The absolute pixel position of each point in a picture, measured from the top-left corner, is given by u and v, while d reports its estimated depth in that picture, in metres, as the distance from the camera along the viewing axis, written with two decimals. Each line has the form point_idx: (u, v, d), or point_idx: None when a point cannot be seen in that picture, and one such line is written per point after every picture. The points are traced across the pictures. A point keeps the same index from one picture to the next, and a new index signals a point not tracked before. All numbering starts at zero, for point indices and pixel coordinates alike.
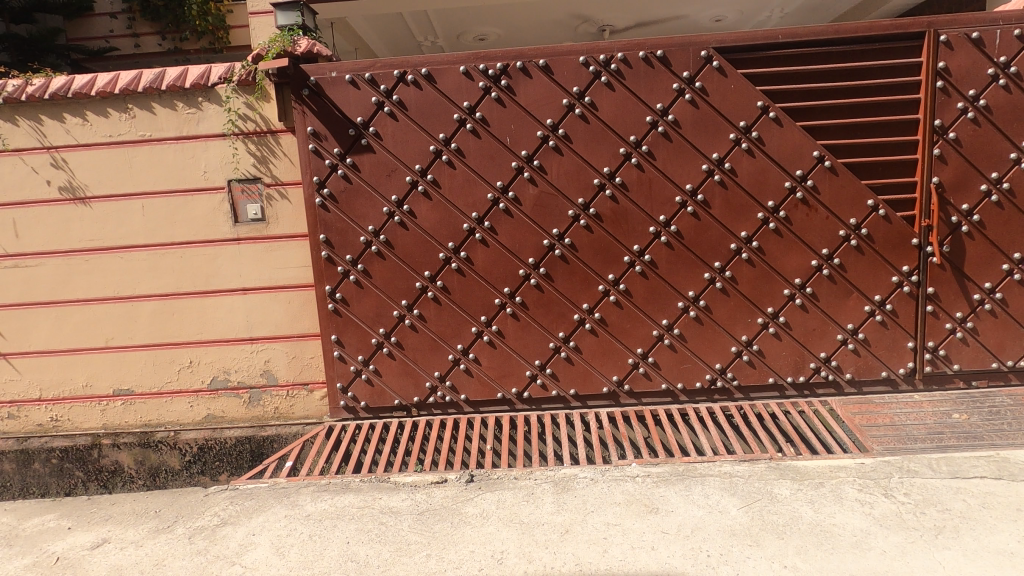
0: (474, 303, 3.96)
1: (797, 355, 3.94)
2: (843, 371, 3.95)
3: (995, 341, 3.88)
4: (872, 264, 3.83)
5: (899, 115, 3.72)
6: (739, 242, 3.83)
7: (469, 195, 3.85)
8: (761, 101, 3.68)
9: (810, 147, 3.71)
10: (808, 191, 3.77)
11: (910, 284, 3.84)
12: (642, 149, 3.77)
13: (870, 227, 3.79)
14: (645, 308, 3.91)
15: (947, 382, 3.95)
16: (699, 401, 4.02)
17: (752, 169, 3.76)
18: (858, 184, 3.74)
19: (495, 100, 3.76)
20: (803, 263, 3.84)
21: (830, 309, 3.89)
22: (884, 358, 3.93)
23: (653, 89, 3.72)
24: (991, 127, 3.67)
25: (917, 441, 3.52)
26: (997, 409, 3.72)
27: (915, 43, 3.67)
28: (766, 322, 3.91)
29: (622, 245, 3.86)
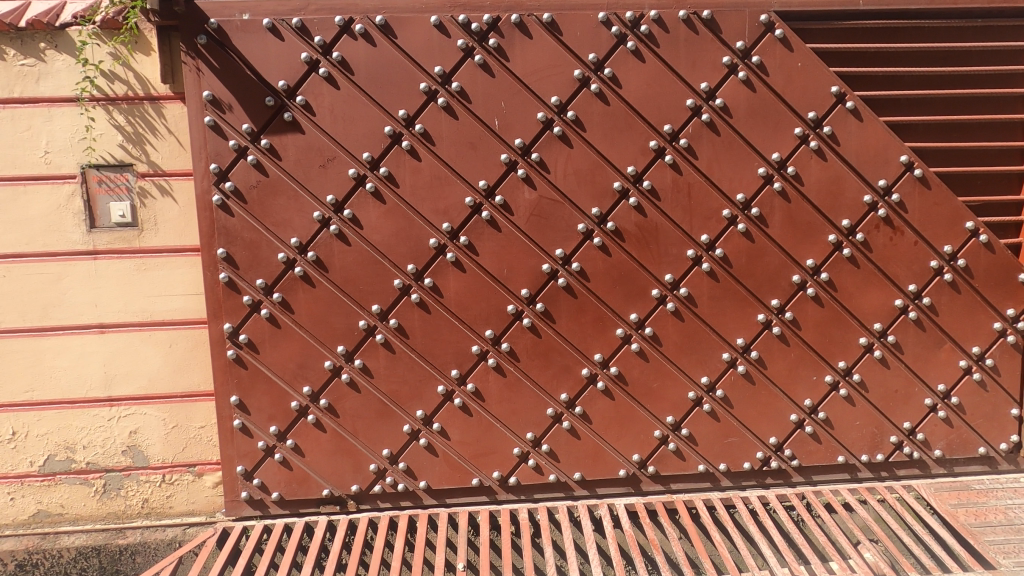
0: (442, 351, 2.80)
1: (875, 426, 2.96)
2: (932, 447, 3.00)
3: None
4: (970, 306, 2.92)
5: (1005, 114, 2.89)
6: (803, 273, 2.85)
7: (440, 199, 2.72)
8: (837, 85, 2.74)
9: (897, 150, 2.80)
10: (893, 207, 2.84)
11: (1015, 333, 2.95)
12: (680, 143, 2.76)
13: (969, 256, 2.88)
14: (679, 361, 2.85)
15: None
16: (746, 487, 2.97)
17: (823, 176, 2.80)
18: (956, 200, 2.84)
19: (480, 66, 2.67)
20: (884, 303, 2.89)
21: (918, 364, 2.94)
22: (982, 430, 3.00)
23: (696, 62, 2.73)
24: None
25: None
26: None
27: None
28: (836, 381, 2.93)
29: (650, 274, 2.81)
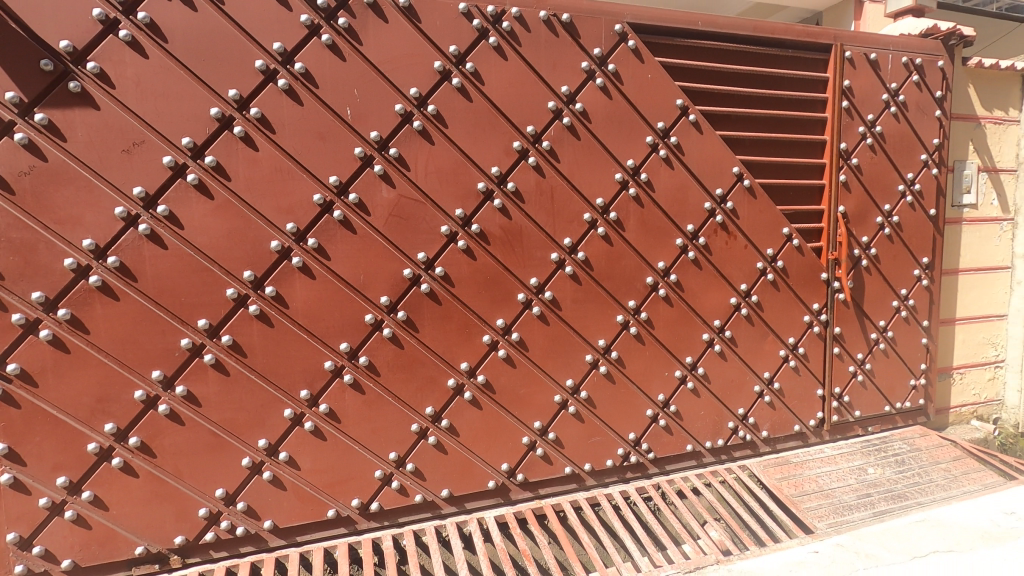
0: (289, 370, 2.45)
1: (716, 414, 3.23)
2: (760, 429, 3.35)
3: (887, 383, 3.68)
4: (786, 302, 3.32)
5: (809, 135, 3.33)
6: (655, 275, 3.00)
7: (283, 196, 2.37)
8: (681, 98, 2.93)
9: (729, 162, 3.07)
10: (728, 214, 3.11)
11: (820, 324, 3.42)
12: (543, 146, 2.72)
13: (786, 258, 3.27)
14: (545, 365, 2.83)
15: (849, 430, 3.63)
16: (609, 483, 3.05)
17: (671, 183, 2.97)
18: (775, 209, 3.21)
19: (329, 47, 2.38)
20: (722, 302, 3.16)
21: (749, 356, 3.26)
22: (796, 410, 3.44)
23: (557, 65, 2.72)
24: (885, 157, 3.47)
25: (853, 510, 3.03)
26: (902, 457, 3.49)
27: (821, 57, 3.32)
28: (684, 375, 3.13)
29: (516, 278, 2.74)
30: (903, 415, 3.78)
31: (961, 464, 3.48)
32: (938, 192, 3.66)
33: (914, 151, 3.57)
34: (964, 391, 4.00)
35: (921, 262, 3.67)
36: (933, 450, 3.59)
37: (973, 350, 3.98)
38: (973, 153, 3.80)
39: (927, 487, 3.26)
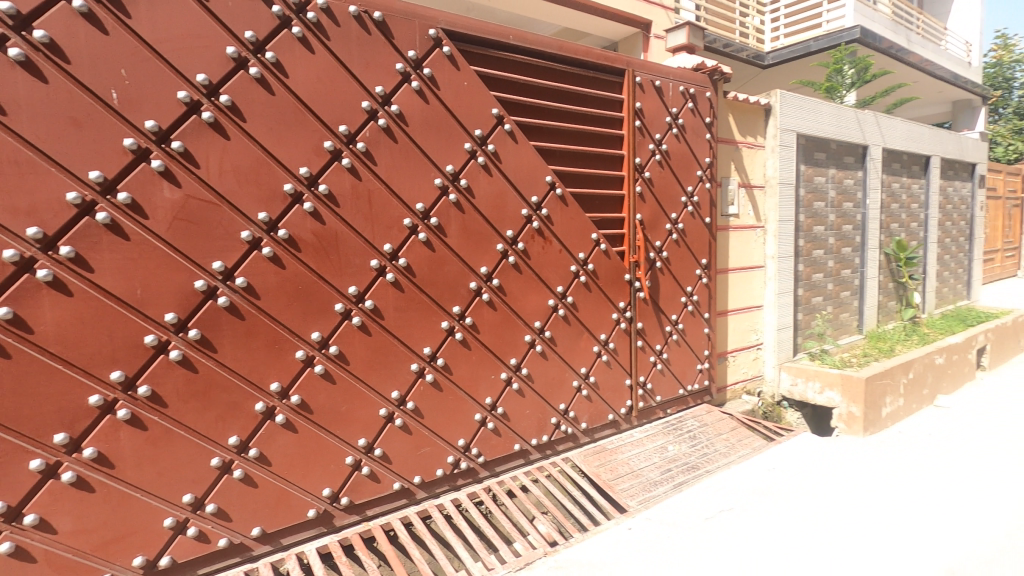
0: (38, 411, 1.94)
1: (540, 412, 3.37)
2: (579, 421, 3.58)
3: (680, 369, 4.20)
4: (597, 301, 3.60)
5: (610, 149, 3.68)
6: (478, 280, 3.04)
7: (21, 192, 1.88)
8: (496, 108, 3.03)
9: (543, 171, 3.25)
10: (543, 220, 3.28)
11: (625, 320, 3.78)
12: (357, 147, 2.58)
13: (595, 261, 3.55)
14: (368, 378, 2.68)
15: (652, 414, 4.07)
16: (440, 493, 2.99)
17: (490, 190, 3.04)
18: (584, 216, 3.47)
19: (83, 15, 1.96)
20: (541, 304, 3.32)
21: (567, 354, 3.47)
22: (610, 400, 3.74)
23: (370, 64, 2.61)
24: (671, 171, 3.99)
25: (658, 485, 3.39)
26: (694, 433, 4.01)
27: (617, 80, 3.71)
28: (510, 377, 3.21)
29: (333, 287, 2.56)
30: (693, 396, 4.36)
31: (737, 432, 4.14)
32: (710, 203, 4.31)
33: (692, 168, 4.15)
34: (736, 371, 4.74)
35: (701, 263, 4.28)
36: (716, 424, 4.20)
37: (741, 336, 4.75)
38: (734, 171, 4.55)
39: (713, 455, 3.78)
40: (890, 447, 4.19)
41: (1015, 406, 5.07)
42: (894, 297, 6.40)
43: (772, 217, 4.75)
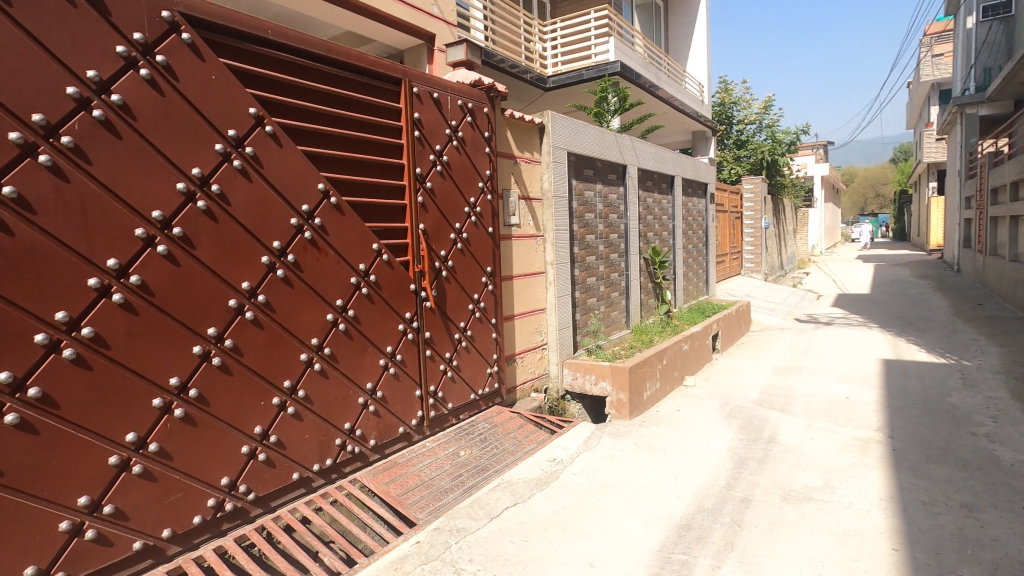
0: None
1: (322, 435, 3.15)
2: (367, 439, 3.44)
3: (471, 374, 4.31)
4: (381, 313, 3.52)
5: (389, 158, 3.64)
6: (239, 297, 2.75)
7: None
8: (254, 107, 2.82)
9: (313, 178, 3.10)
10: (316, 230, 3.12)
11: (413, 330, 3.76)
12: (62, 141, 2.16)
13: (377, 272, 3.48)
14: (90, 421, 2.20)
15: (445, 422, 4.12)
16: (199, 544, 2.59)
17: (249, 197, 2.80)
18: (362, 226, 3.39)
19: None
20: (317, 319, 3.13)
21: (350, 370, 3.32)
22: (400, 413, 3.67)
23: (79, 44, 2.22)
24: (453, 182, 4.09)
25: (447, 492, 3.43)
26: (484, 435, 4.17)
27: (394, 89, 3.71)
28: (283, 402, 2.95)
29: (31, 313, 2.06)
30: (484, 400, 4.50)
31: (525, 429, 4.46)
32: (493, 213, 4.52)
33: (474, 180, 4.32)
34: (524, 371, 4.98)
35: (486, 270, 4.46)
36: (505, 424, 4.42)
37: (528, 338, 5.02)
38: (514, 184, 4.84)
39: (501, 455, 4.01)
40: (649, 426, 4.86)
41: (736, 380, 6.28)
42: (652, 296, 7.48)
43: (549, 227, 5.16)
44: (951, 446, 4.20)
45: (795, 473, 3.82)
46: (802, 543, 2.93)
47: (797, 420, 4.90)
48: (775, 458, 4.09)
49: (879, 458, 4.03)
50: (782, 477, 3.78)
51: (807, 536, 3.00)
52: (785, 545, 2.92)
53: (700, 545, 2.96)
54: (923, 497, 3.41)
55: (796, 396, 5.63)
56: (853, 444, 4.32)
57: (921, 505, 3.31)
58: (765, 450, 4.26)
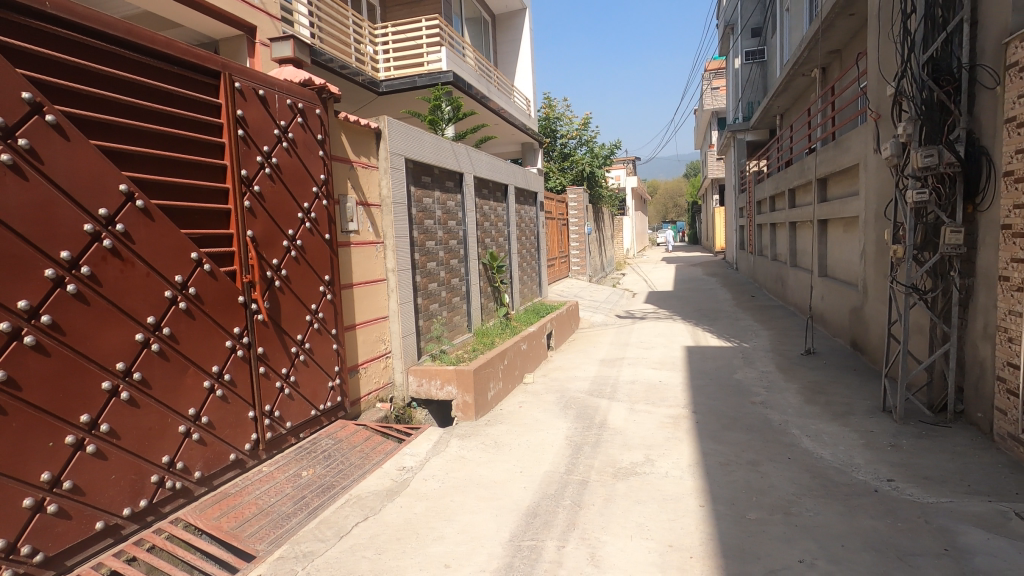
0: None
1: (134, 473, 2.74)
2: (192, 471, 3.07)
3: (311, 389, 4.08)
4: (204, 329, 3.18)
5: (208, 157, 3.32)
6: (14, 319, 2.29)
7: None
8: (29, 92, 2.37)
9: (112, 178, 2.70)
10: (118, 238, 2.72)
11: (242, 347, 3.45)
12: None
13: (197, 284, 3.14)
14: None
15: (283, 443, 3.84)
16: None
17: (23, 199, 2.35)
18: (178, 233, 3.04)
19: None
20: (123, 340, 2.72)
21: (168, 396, 2.94)
22: (230, 438, 3.34)
23: None
24: (284, 186, 3.85)
25: (291, 517, 3.23)
26: (328, 452, 3.98)
27: (212, 82, 3.40)
28: (80, 440, 2.51)
29: None
30: (327, 415, 4.27)
31: (371, 441, 4.35)
32: (329, 219, 4.33)
33: (307, 184, 4.11)
34: (368, 382, 4.83)
35: (324, 279, 4.26)
36: (350, 437, 4.26)
37: (370, 347, 4.88)
38: (352, 189, 4.70)
39: (348, 470, 3.86)
40: (494, 425, 5.05)
41: (570, 374, 6.81)
42: (492, 299, 7.78)
43: (389, 233, 5.09)
44: (738, 414, 5.05)
45: (622, 452, 4.28)
46: (631, 512, 3.31)
47: (622, 405, 5.49)
48: (606, 441, 4.54)
49: (687, 431, 4.69)
50: (612, 457, 4.21)
51: (635, 506, 3.39)
52: (618, 517, 3.27)
53: (547, 529, 3.18)
54: (720, 459, 4.05)
55: (620, 384, 6.29)
56: (667, 421, 4.97)
57: (719, 466, 3.94)
58: (597, 435, 4.70)
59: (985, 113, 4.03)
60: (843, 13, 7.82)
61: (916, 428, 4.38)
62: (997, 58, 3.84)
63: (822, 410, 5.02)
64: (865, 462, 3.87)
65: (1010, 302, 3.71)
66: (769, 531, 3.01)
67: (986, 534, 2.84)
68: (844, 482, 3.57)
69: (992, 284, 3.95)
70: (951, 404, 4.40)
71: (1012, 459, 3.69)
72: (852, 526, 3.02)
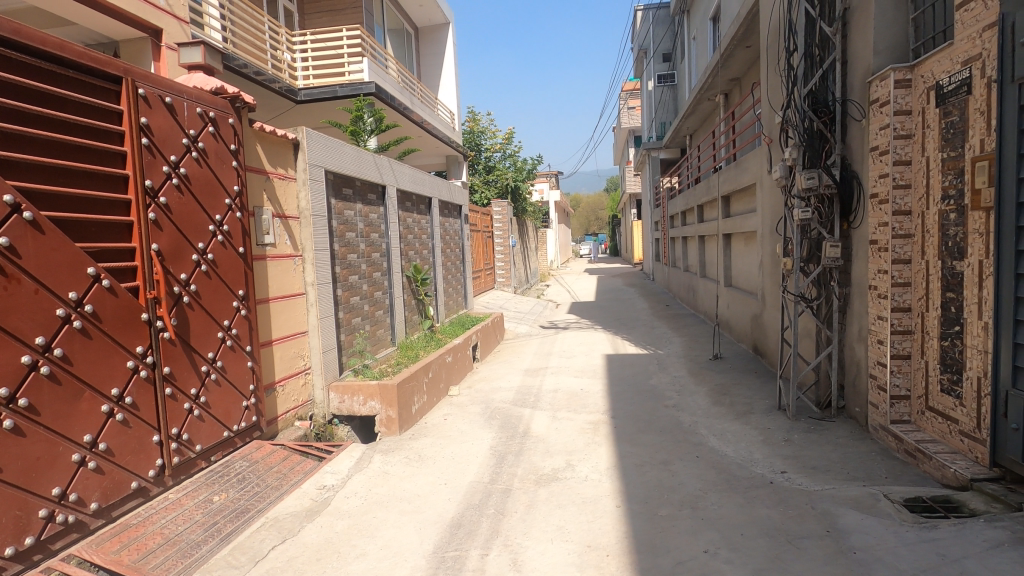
0: None
1: (17, 508, 2.52)
2: (87, 503, 2.86)
3: (223, 409, 3.89)
4: (103, 349, 2.98)
5: (107, 166, 3.13)
6: None
7: None
8: None
9: None
10: (2, 252, 2.52)
11: (146, 367, 3.26)
12: None
13: (95, 301, 2.95)
14: None
15: (193, 467, 3.64)
16: None
17: None
18: (71, 246, 2.84)
19: None
20: (6, 364, 2.51)
21: (59, 422, 2.73)
22: (131, 465, 3.14)
23: None
24: (193, 198, 3.69)
25: (200, 545, 3.07)
26: (242, 475, 3.81)
27: (112, 87, 3.23)
28: None
29: None
30: (241, 436, 4.09)
31: (289, 461, 4.21)
32: (243, 232, 4.18)
33: (219, 196, 3.96)
34: (286, 400, 4.67)
35: (238, 294, 4.10)
36: (266, 458, 4.10)
37: (288, 364, 4.72)
38: (268, 201, 4.56)
39: (264, 492, 3.72)
40: (418, 439, 5.03)
41: (494, 385, 6.90)
42: (416, 312, 7.74)
43: (308, 246, 4.97)
44: (652, 417, 5.35)
45: (544, 458, 4.42)
46: (552, 516, 3.43)
47: (545, 414, 5.64)
48: (529, 449, 4.66)
49: (605, 435, 4.91)
50: (534, 463, 4.33)
51: (555, 510, 3.52)
52: (539, 522, 3.38)
53: (470, 538, 3.23)
54: (635, 461, 4.28)
55: (543, 393, 6.46)
56: (587, 427, 5.17)
57: (634, 467, 4.16)
58: (520, 443, 4.81)
59: (854, 141, 4.57)
60: (740, 45, 8.54)
61: (806, 423, 4.84)
62: (863, 94, 4.38)
63: (727, 411, 5.42)
64: (762, 457, 4.23)
65: (878, 309, 4.21)
66: (678, 525, 3.23)
67: (860, 514, 3.20)
68: (743, 476, 3.89)
69: (864, 293, 4.46)
70: (835, 400, 4.90)
71: (883, 447, 4.17)
72: (749, 515, 3.30)
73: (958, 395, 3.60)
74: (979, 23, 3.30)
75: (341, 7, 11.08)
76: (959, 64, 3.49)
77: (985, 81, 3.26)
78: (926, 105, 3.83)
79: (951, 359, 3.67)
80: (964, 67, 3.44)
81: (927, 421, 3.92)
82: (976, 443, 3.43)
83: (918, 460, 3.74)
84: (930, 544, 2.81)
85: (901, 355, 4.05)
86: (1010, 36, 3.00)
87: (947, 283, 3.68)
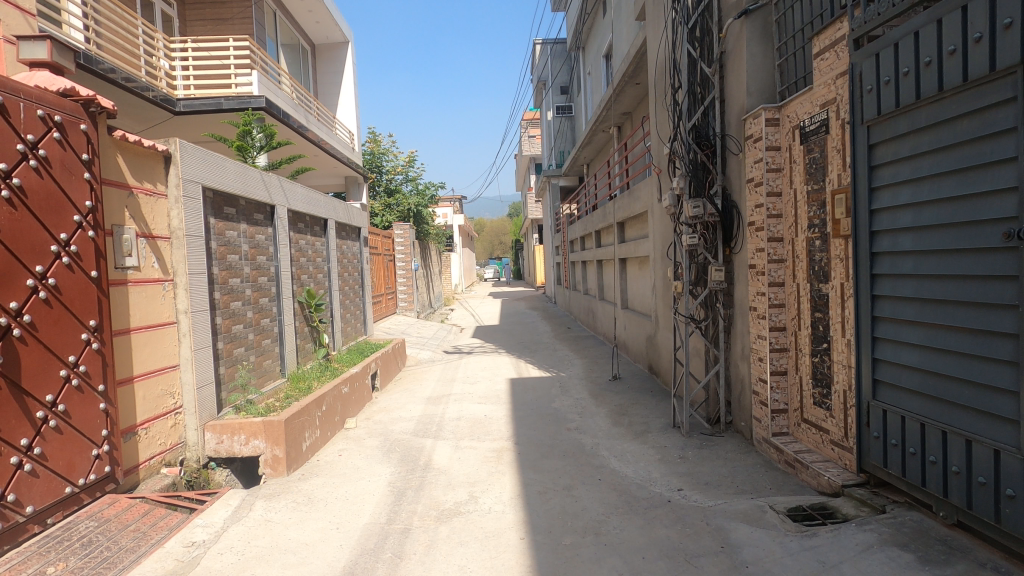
0: None
1: None
2: None
3: (65, 461, 3.31)
4: None
5: None
6: None
7: None
8: None
9: None
10: None
11: None
12: None
13: None
14: None
15: (21, 534, 3.04)
16: None
17: None
18: None
19: None
20: None
21: None
22: None
23: None
24: (28, 214, 3.17)
25: None
26: (88, 538, 3.23)
27: None
28: None
29: None
30: (89, 491, 3.48)
31: (151, 515, 3.67)
32: (97, 254, 3.65)
33: (65, 211, 3.43)
34: (149, 445, 4.08)
35: (89, 325, 3.55)
36: (122, 514, 3.53)
37: (153, 403, 4.14)
38: (130, 219, 4.03)
39: (115, 557, 3.18)
40: (308, 479, 4.63)
41: (394, 415, 6.57)
42: (310, 340, 7.24)
43: (181, 270, 4.47)
44: (555, 442, 5.32)
45: (445, 492, 4.22)
46: (454, 555, 3.24)
47: (447, 443, 5.43)
48: (430, 482, 4.43)
49: (508, 463, 4.79)
50: (435, 499, 4.11)
51: (457, 548, 3.33)
52: (439, 562, 3.17)
53: None
54: (539, 488, 4.20)
55: (446, 422, 6.24)
56: (490, 455, 5.04)
57: (537, 495, 4.07)
58: (421, 477, 4.57)
59: (732, 173, 4.93)
60: (630, 82, 9.08)
61: (698, 439, 5.05)
62: (738, 130, 4.76)
63: (626, 431, 5.53)
64: (659, 476, 4.33)
65: (758, 328, 4.51)
66: (581, 554, 3.17)
67: (749, 527, 3.33)
68: (642, 497, 3.93)
69: (745, 313, 4.77)
70: (723, 416, 5.16)
71: (766, 459, 4.42)
72: (649, 536, 3.33)
73: (828, 407, 3.89)
74: (832, 72, 3.69)
75: (228, 16, 10.41)
76: (818, 106, 3.86)
77: (840, 122, 3.64)
78: (792, 142, 4.20)
79: (820, 374, 3.98)
80: (822, 109, 3.81)
81: (803, 432, 4.22)
82: (844, 452, 3.73)
83: (797, 470, 4.00)
84: (811, 552, 2.97)
85: (779, 371, 4.35)
86: (858, 84, 3.37)
87: (815, 304, 4.01)
